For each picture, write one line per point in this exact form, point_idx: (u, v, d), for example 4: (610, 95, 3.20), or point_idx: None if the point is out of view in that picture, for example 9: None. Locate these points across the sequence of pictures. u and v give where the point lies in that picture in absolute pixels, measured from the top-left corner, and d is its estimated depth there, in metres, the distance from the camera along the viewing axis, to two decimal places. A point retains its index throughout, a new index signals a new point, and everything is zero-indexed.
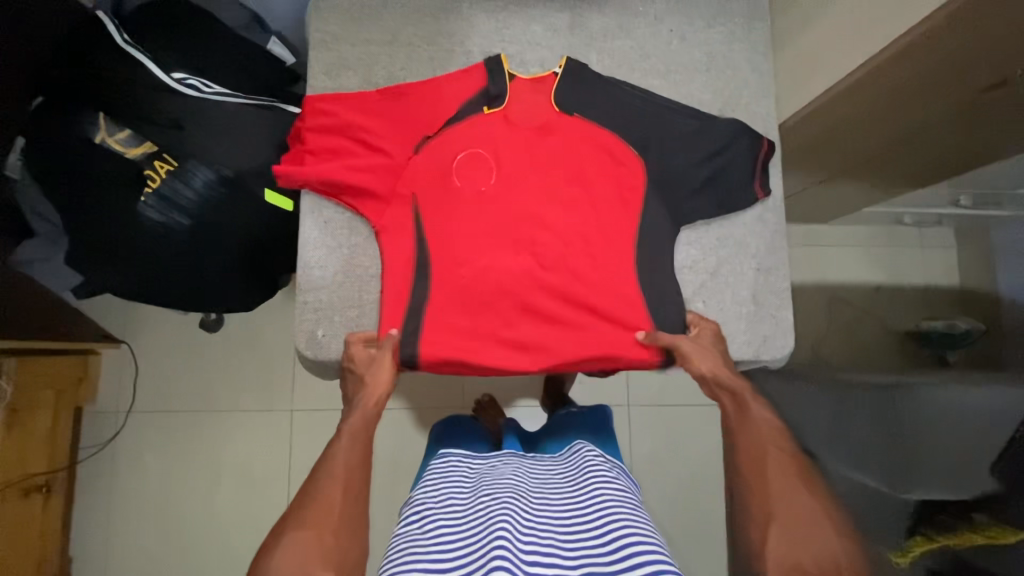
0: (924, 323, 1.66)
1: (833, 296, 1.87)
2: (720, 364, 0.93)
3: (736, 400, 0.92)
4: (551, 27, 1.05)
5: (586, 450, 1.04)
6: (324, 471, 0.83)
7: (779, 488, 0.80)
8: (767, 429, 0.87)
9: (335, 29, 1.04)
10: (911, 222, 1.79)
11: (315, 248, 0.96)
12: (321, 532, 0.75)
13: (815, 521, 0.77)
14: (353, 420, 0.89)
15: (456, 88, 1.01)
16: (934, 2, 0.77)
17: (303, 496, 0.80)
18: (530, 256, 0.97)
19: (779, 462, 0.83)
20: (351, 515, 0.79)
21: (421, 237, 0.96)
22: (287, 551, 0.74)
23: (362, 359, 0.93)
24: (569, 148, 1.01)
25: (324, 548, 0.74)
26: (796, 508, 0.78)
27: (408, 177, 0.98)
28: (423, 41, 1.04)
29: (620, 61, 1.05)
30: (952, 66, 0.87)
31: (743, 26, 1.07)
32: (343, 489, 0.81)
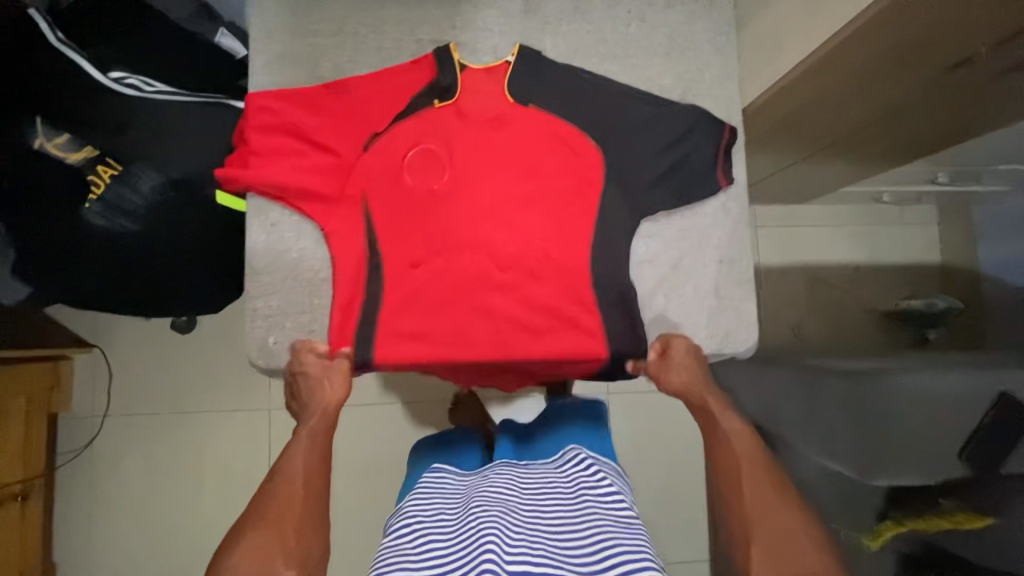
0: (902, 302, 1.70)
1: (812, 274, 1.85)
2: (692, 378, 0.94)
3: (702, 411, 0.94)
4: (504, 11, 1.00)
5: (575, 462, 1.00)
6: (281, 473, 0.83)
7: (753, 499, 0.81)
8: (738, 442, 0.87)
9: (275, 21, 0.98)
10: (889, 199, 1.72)
11: (263, 254, 0.93)
12: (280, 535, 0.77)
13: (793, 534, 0.77)
14: (310, 426, 0.89)
15: (406, 79, 0.96)
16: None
17: (263, 497, 0.81)
18: (486, 255, 0.95)
19: (750, 469, 0.84)
20: (312, 517, 0.80)
21: (373, 240, 0.94)
22: (244, 552, 0.75)
23: (317, 366, 0.91)
24: (524, 141, 0.98)
25: (283, 550, 0.76)
26: (772, 520, 0.78)
27: (357, 177, 0.94)
28: (369, 30, 0.98)
29: (576, 47, 1.00)
30: (916, 47, 0.83)
31: (706, 3, 1.02)
32: (304, 491, 0.82)
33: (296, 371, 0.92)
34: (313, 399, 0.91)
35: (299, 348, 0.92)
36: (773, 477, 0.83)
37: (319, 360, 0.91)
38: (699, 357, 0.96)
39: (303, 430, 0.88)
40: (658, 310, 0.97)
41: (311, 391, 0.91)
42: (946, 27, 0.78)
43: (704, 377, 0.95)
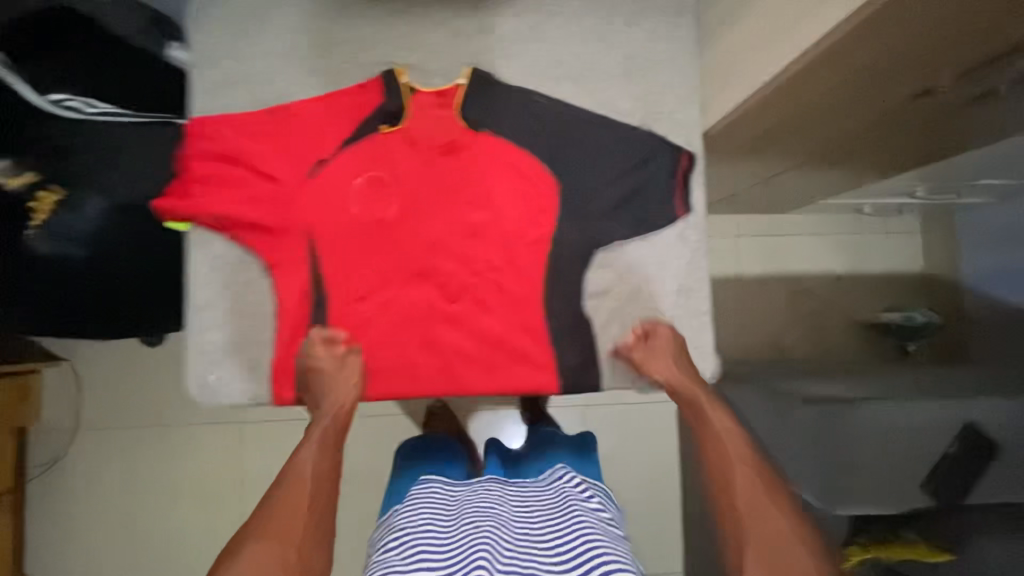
0: (883, 313, 1.68)
1: (796, 286, 1.77)
2: (675, 370, 0.88)
3: (688, 406, 0.85)
4: (455, 31, 0.96)
5: (566, 481, 0.94)
6: (288, 478, 0.73)
7: (748, 508, 0.71)
8: (726, 438, 0.79)
9: (217, 43, 0.94)
10: (872, 210, 1.65)
11: (204, 287, 0.91)
12: (284, 552, 0.64)
13: (793, 549, 0.65)
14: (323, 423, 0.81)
15: (351, 104, 0.93)
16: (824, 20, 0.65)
17: (267, 507, 0.70)
18: (435, 288, 0.92)
19: (742, 480, 0.74)
20: (318, 530, 0.69)
21: (317, 273, 0.91)
22: (243, 569, 0.62)
23: (331, 361, 0.87)
24: (476, 168, 0.94)
25: (285, 566, 0.63)
26: (759, 526, 0.69)
27: (301, 207, 0.91)
28: (313, 52, 0.94)
29: (531, 69, 0.96)
30: (879, 80, 0.74)
31: (668, 21, 0.97)
32: (310, 502, 0.70)
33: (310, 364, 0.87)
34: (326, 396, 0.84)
35: (314, 338, 0.89)
36: (767, 486, 0.73)
37: (331, 351, 0.88)
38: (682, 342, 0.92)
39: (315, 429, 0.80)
40: (611, 343, 0.95)
41: (327, 387, 0.85)
42: (913, 53, 0.67)
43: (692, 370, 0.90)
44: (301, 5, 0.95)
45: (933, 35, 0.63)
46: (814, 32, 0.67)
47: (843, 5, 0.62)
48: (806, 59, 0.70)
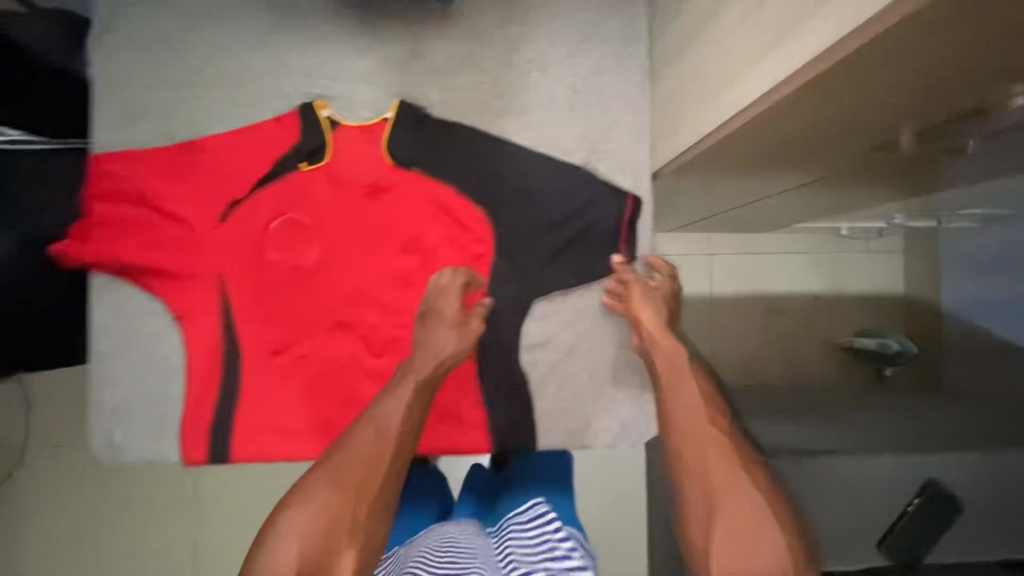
0: (854, 338, 1.22)
1: (769, 306, 1.32)
2: (663, 319, 0.83)
3: (669, 360, 0.80)
4: (384, 58, 0.88)
5: (545, 523, 0.81)
6: (377, 422, 0.71)
7: (722, 480, 0.66)
8: (702, 408, 0.75)
9: (117, 67, 0.86)
10: (851, 233, 1.15)
11: (105, 338, 0.84)
12: (354, 506, 0.63)
13: (767, 527, 0.61)
14: (419, 372, 0.76)
15: (268, 139, 0.85)
16: (790, 56, 0.53)
17: (349, 444, 0.69)
18: (358, 340, 0.86)
19: (718, 453, 0.69)
20: (388, 490, 0.67)
21: (231, 324, 0.85)
22: (315, 508, 0.62)
23: (453, 305, 0.81)
24: (404, 208, 0.87)
25: (349, 523, 0.62)
26: (730, 499, 0.64)
27: (213, 253, 0.84)
28: (228, 81, 0.87)
29: (467, 100, 0.88)
30: (849, 124, 0.63)
31: (617, 51, 0.89)
32: (389, 458, 0.69)
33: (425, 303, 0.82)
34: (432, 340, 0.79)
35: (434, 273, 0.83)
36: (741, 459, 0.69)
37: (455, 291, 0.81)
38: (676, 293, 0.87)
39: (410, 375, 0.76)
40: (547, 401, 0.88)
41: (435, 331, 0.79)
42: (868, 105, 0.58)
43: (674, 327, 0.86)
44: (214, 28, 0.87)
45: (889, 89, 0.54)
46: (759, 89, 0.59)
47: (791, 62, 0.53)
48: (751, 111, 0.61)
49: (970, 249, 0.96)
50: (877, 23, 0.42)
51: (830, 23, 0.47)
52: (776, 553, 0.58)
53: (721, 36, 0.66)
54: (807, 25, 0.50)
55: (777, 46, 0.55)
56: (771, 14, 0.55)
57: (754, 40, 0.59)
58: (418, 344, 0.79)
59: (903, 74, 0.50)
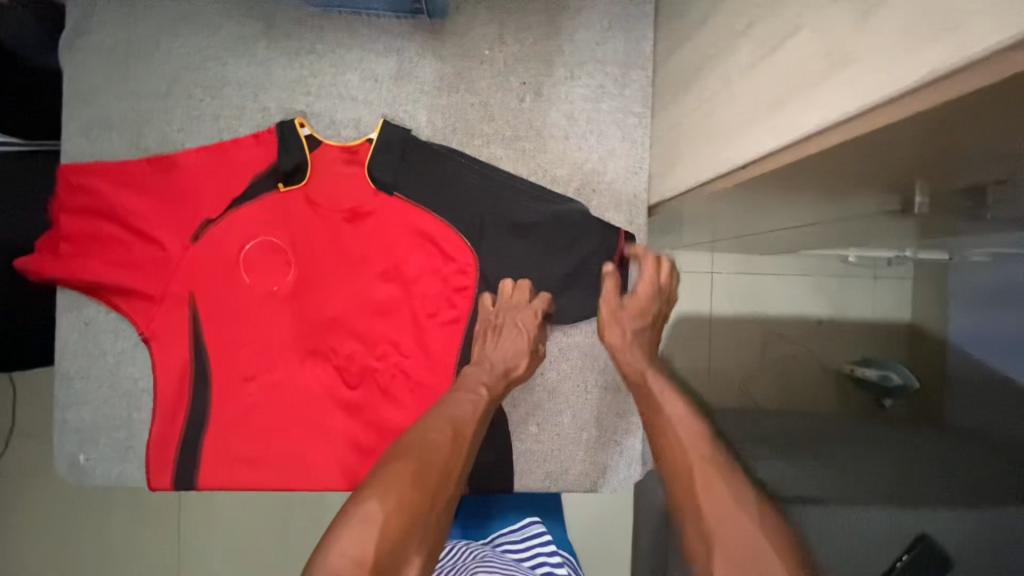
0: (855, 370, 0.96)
1: (768, 331, 1.07)
2: (626, 343, 0.80)
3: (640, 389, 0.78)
4: (370, 75, 0.84)
5: (540, 544, 0.81)
6: (450, 429, 0.70)
7: (712, 508, 0.60)
8: (684, 431, 0.69)
9: (92, 75, 0.82)
10: (858, 262, 0.89)
11: (72, 356, 0.82)
12: (430, 510, 0.61)
13: (765, 555, 0.54)
14: (491, 392, 0.76)
15: (245, 156, 0.81)
16: (795, 112, 0.48)
17: (426, 445, 0.67)
18: (333, 369, 0.83)
19: (703, 478, 0.63)
20: (451, 503, 0.65)
21: (199, 347, 0.81)
22: (396, 499, 0.59)
23: (531, 325, 0.81)
24: (384, 234, 0.83)
25: (423, 524, 0.60)
26: (724, 529, 0.57)
27: (183, 273, 0.81)
28: (207, 93, 0.83)
29: (456, 124, 0.84)
30: (864, 181, 0.57)
31: (617, 77, 0.85)
32: (460, 471, 0.67)
33: (498, 316, 0.81)
34: (503, 361, 0.79)
35: (506, 285, 0.82)
36: (731, 479, 0.63)
37: (536, 314, 0.81)
38: (657, 307, 0.83)
39: (483, 392, 0.75)
40: (527, 442, 0.85)
41: (509, 353, 0.80)
42: (868, 170, 0.53)
43: (653, 347, 0.82)
44: (195, 37, 0.83)
45: (886, 160, 0.50)
46: (762, 149, 0.53)
47: (790, 126, 0.49)
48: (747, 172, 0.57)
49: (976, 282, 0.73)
50: (879, 113, 0.39)
51: (842, 93, 0.42)
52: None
53: (723, 76, 0.61)
54: (809, 91, 0.45)
55: (783, 103, 0.49)
56: (775, 68, 0.51)
57: (755, 91, 0.54)
58: (489, 361, 0.79)
59: (903, 150, 0.46)
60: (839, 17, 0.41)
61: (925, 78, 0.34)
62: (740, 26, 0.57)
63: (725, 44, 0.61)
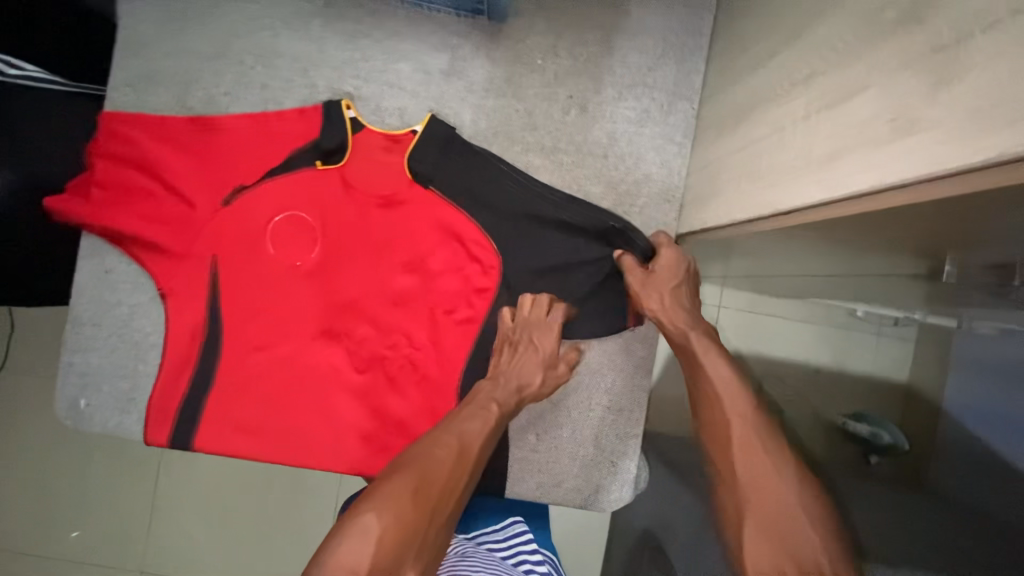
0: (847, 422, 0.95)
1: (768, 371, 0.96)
2: (668, 307, 0.77)
3: (683, 353, 0.75)
4: (421, 67, 0.85)
5: (522, 543, 0.80)
6: (457, 449, 0.70)
7: (752, 480, 0.62)
8: (726, 396, 0.68)
9: (149, 29, 0.83)
10: (867, 317, 0.86)
11: (87, 302, 0.82)
12: (428, 526, 0.62)
13: (795, 523, 0.58)
14: (501, 408, 0.77)
15: (286, 129, 0.82)
16: (849, 168, 0.48)
17: (433, 459, 0.68)
18: (343, 351, 0.83)
19: (745, 444, 0.64)
20: (451, 519, 0.66)
21: (214, 311, 0.81)
22: (394, 513, 0.60)
23: (549, 344, 0.81)
24: (413, 226, 0.83)
25: (420, 539, 0.61)
26: (761, 499, 0.60)
27: (210, 235, 0.81)
28: (258, 63, 0.84)
29: (499, 128, 0.85)
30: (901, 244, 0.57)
31: (663, 104, 0.86)
32: (462, 487, 0.69)
33: (515, 333, 0.81)
34: (517, 378, 0.80)
35: (525, 300, 0.82)
36: (769, 444, 0.64)
37: (554, 331, 0.81)
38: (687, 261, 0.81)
39: (493, 409, 0.76)
40: (524, 450, 0.85)
41: (524, 374, 0.80)
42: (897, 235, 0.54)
43: (692, 304, 0.79)
44: (254, 5, 0.84)
45: (923, 228, 0.51)
46: (810, 199, 0.54)
47: (843, 181, 0.49)
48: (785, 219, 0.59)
49: (982, 352, 0.78)
50: (945, 181, 0.39)
51: (902, 158, 0.42)
52: (810, 553, 0.55)
53: (776, 123, 0.62)
54: (866, 151, 0.46)
55: (838, 157, 0.50)
56: (833, 123, 0.51)
57: (810, 141, 0.55)
58: (503, 377, 0.79)
59: (939, 222, 0.47)
60: (910, 84, 0.42)
61: (988, 161, 0.35)
62: (802, 76, 0.58)
63: (783, 89, 0.61)
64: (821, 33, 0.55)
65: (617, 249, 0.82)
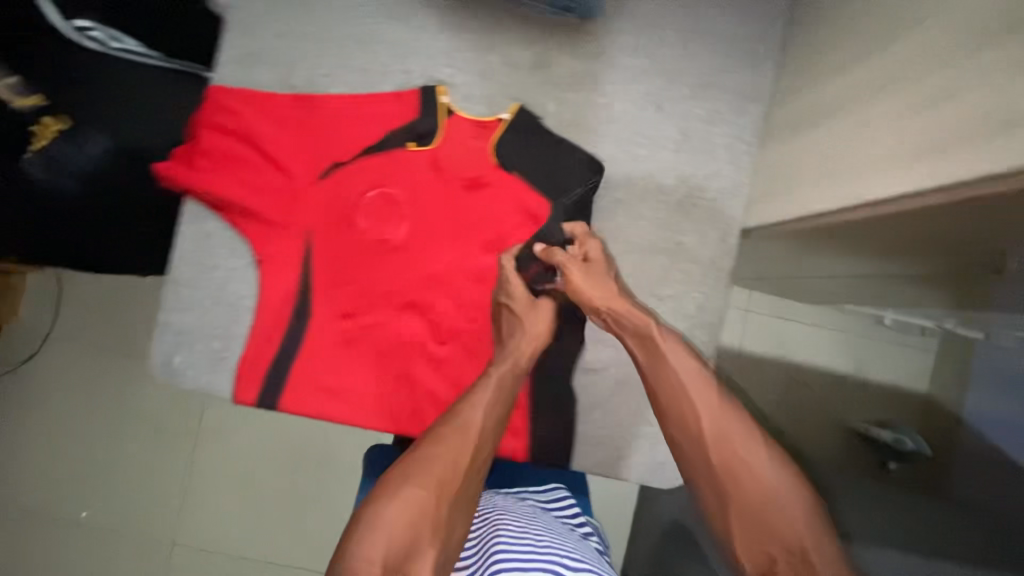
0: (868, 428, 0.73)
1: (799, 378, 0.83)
2: (615, 297, 0.82)
3: (639, 341, 0.80)
4: (511, 60, 0.90)
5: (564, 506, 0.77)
6: (460, 427, 0.71)
7: (722, 466, 0.68)
8: (688, 383, 0.74)
9: (257, 11, 0.89)
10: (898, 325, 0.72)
11: (186, 263, 0.87)
12: (440, 504, 0.61)
13: (781, 511, 0.63)
14: (500, 371, 0.79)
15: (382, 111, 0.87)
16: (939, 166, 0.53)
17: (432, 443, 0.68)
18: (423, 323, 0.88)
19: (714, 437, 0.70)
20: (468, 493, 0.65)
21: (306, 279, 0.86)
22: (401, 501, 0.60)
23: (538, 318, 0.84)
24: (495, 208, 0.88)
25: (435, 519, 0.59)
26: (742, 492, 0.66)
27: (306, 207, 0.86)
28: (358, 48, 0.89)
29: (580, 119, 0.90)
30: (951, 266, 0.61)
31: (734, 104, 0.91)
32: (471, 459, 0.68)
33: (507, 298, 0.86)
34: (518, 350, 0.82)
35: (506, 264, 0.86)
36: (741, 429, 0.70)
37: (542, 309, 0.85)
38: (591, 250, 0.85)
39: (491, 374, 0.79)
40: (590, 425, 0.91)
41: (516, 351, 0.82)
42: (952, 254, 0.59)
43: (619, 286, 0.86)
44: None
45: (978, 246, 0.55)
46: (896, 192, 0.59)
47: (931, 175, 0.55)
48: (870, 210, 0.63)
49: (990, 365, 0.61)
50: None
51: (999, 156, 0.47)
52: (795, 537, 0.61)
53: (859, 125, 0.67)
54: (960, 149, 0.51)
55: (925, 156, 0.55)
56: (925, 121, 0.56)
57: (898, 140, 0.60)
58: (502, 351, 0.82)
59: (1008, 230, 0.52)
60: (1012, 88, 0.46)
61: None
62: (890, 79, 0.63)
63: (870, 90, 0.66)
64: (909, 41, 0.60)
65: (540, 244, 0.86)
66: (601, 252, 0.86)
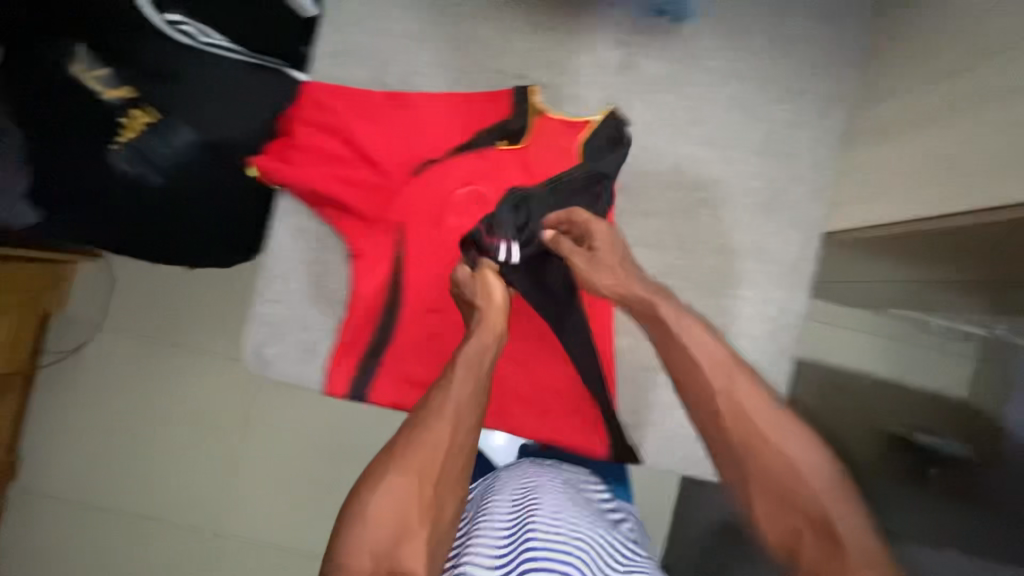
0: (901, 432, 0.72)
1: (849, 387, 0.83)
2: (626, 278, 0.72)
3: (647, 320, 0.69)
4: (600, 60, 0.91)
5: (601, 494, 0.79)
6: (436, 411, 0.59)
7: (741, 441, 0.59)
8: (708, 368, 0.62)
9: (352, 9, 0.91)
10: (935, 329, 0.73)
11: (280, 255, 0.89)
12: (425, 491, 0.55)
13: (802, 485, 0.56)
14: (468, 353, 0.65)
15: (475, 110, 0.88)
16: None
17: (414, 427, 0.59)
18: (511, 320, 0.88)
19: (732, 412, 0.60)
20: (460, 470, 0.58)
21: (398, 273, 0.87)
22: (386, 493, 0.54)
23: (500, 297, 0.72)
24: None
25: (424, 506, 0.54)
26: (767, 472, 0.57)
27: (400, 203, 0.87)
28: (449, 47, 0.91)
29: (666, 120, 0.92)
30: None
31: (818, 108, 0.92)
32: (458, 436, 0.59)
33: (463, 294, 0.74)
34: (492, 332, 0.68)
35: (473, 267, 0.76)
36: (766, 407, 0.60)
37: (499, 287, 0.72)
38: (597, 235, 0.75)
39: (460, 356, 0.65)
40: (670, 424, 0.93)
41: (486, 322, 0.68)
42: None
43: (629, 264, 0.74)
44: None
45: None
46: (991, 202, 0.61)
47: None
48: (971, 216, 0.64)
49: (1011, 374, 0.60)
50: None
51: None
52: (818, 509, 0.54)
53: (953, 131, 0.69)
54: None
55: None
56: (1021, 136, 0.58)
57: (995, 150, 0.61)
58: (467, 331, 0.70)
59: None
60: None
61: None
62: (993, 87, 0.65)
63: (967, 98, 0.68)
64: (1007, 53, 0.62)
65: (546, 230, 0.78)
66: (610, 232, 0.76)
